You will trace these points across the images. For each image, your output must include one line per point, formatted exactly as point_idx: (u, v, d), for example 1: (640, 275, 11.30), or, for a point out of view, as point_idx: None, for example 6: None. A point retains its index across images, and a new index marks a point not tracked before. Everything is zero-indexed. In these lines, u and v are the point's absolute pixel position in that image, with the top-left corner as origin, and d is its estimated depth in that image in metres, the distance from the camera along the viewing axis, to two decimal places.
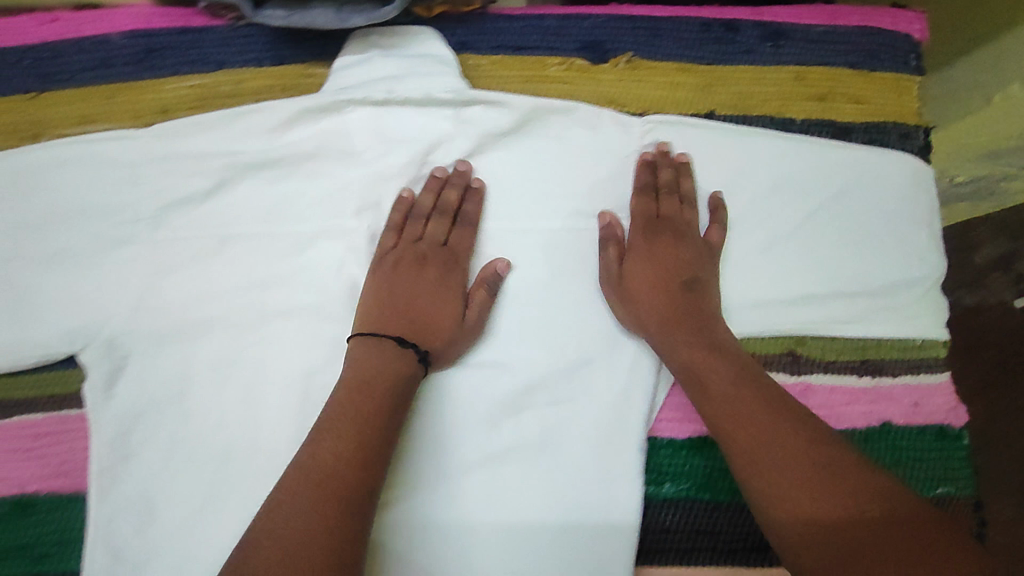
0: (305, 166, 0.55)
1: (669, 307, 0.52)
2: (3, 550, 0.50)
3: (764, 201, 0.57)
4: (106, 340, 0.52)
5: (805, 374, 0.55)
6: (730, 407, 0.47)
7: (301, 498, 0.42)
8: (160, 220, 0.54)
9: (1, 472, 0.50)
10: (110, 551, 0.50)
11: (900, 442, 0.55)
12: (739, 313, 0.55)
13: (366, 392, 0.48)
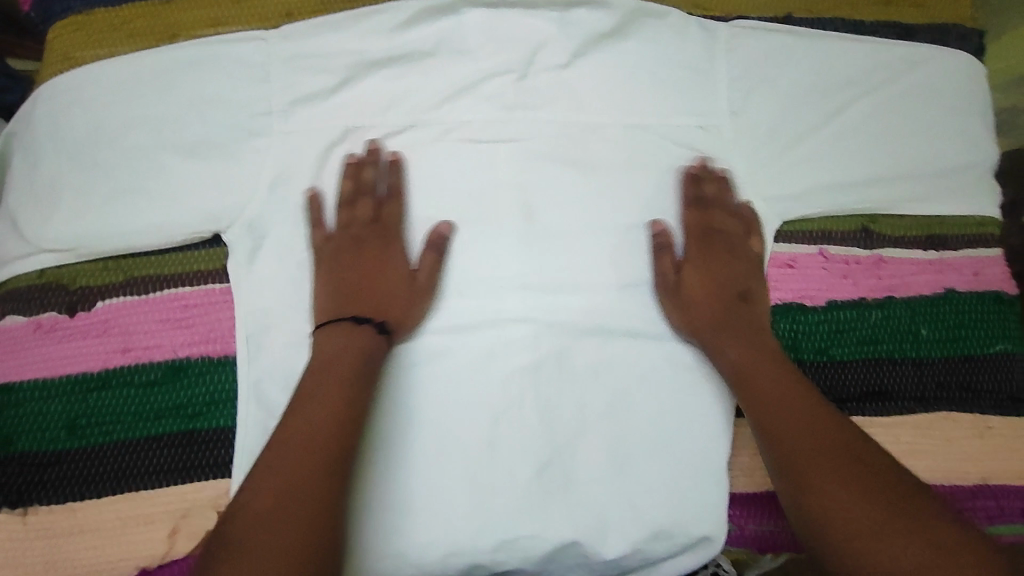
0: (423, 64, 0.60)
1: (722, 315, 0.56)
2: (156, 411, 0.53)
3: (840, 93, 0.63)
4: (247, 220, 0.57)
5: (878, 248, 0.61)
6: (755, 390, 0.52)
7: (278, 470, 0.44)
8: (290, 114, 0.58)
9: (155, 339, 0.54)
10: (259, 409, 0.53)
11: (963, 307, 0.61)
12: (819, 193, 0.61)
13: (331, 372, 0.49)
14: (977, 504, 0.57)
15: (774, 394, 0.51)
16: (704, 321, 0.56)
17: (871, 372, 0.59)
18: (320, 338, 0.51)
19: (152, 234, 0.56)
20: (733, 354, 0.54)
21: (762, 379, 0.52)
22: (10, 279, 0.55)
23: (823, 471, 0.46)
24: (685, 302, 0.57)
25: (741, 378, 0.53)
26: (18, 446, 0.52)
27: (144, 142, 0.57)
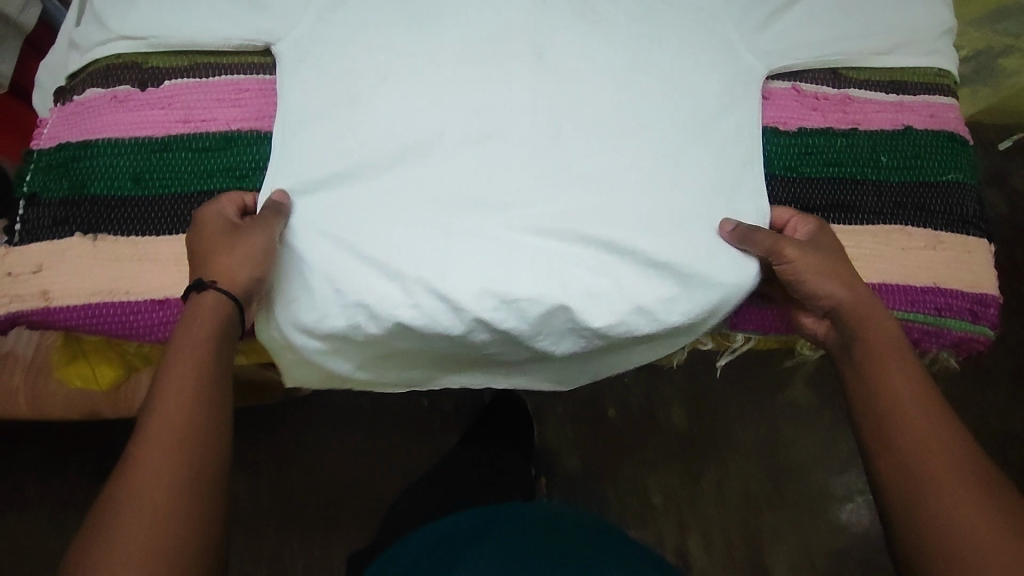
0: None
1: (863, 299, 0.60)
2: (209, 171, 0.61)
3: None
4: (296, 39, 0.64)
5: (845, 88, 0.69)
6: (879, 403, 0.57)
7: (138, 475, 0.48)
8: None
9: (212, 114, 0.62)
10: (301, 184, 0.61)
11: (920, 141, 0.68)
12: (804, 47, 0.68)
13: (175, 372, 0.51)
14: (928, 300, 0.64)
15: (897, 404, 0.56)
16: (846, 297, 0.60)
17: (835, 188, 0.66)
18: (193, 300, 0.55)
19: (210, 38, 0.63)
20: (866, 330, 0.59)
21: (890, 385, 0.57)
22: (96, 63, 0.64)
23: (942, 490, 0.52)
24: (816, 272, 0.60)
25: (872, 380, 0.58)
26: (90, 189, 0.60)
27: None
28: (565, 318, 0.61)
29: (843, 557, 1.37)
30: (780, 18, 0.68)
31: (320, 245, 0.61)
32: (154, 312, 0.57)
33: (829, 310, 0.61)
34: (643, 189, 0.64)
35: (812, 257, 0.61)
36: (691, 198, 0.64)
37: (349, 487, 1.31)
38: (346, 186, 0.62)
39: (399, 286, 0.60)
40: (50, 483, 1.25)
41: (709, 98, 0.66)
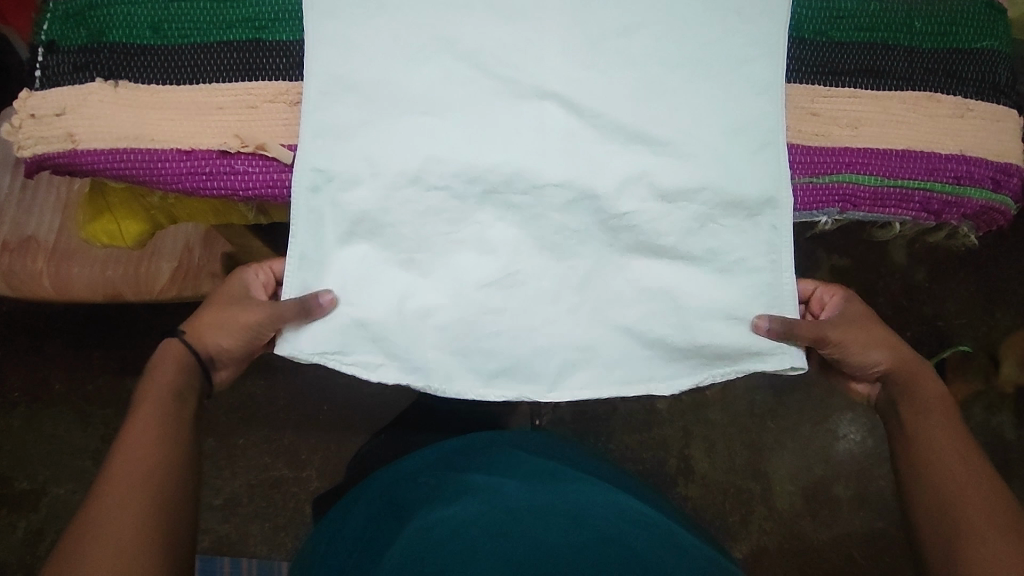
0: None
1: (911, 366, 0.69)
2: (229, 23, 0.60)
3: None
4: None
5: None
6: (919, 429, 0.65)
7: (105, 486, 0.56)
8: None
9: None
10: (319, 36, 0.59)
11: (956, 7, 0.66)
12: None
13: (148, 403, 0.63)
14: (949, 168, 0.62)
15: (932, 432, 0.64)
16: (890, 364, 0.68)
17: (865, 53, 0.64)
18: (167, 344, 0.68)
19: None
20: (914, 381, 0.68)
21: (922, 417, 0.65)
22: None
23: (973, 510, 0.58)
24: (858, 345, 0.67)
25: (907, 412, 0.67)
26: (109, 38, 0.59)
27: None
28: (591, 208, 0.61)
29: (837, 467, 1.40)
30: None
31: (345, 107, 0.59)
32: (181, 161, 0.57)
33: (881, 375, 0.69)
34: (670, 59, 0.62)
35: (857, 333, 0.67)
36: (719, 69, 0.63)
37: (361, 388, 1.35)
38: (362, 40, 0.60)
39: (427, 162, 0.59)
40: (76, 375, 1.29)
41: None
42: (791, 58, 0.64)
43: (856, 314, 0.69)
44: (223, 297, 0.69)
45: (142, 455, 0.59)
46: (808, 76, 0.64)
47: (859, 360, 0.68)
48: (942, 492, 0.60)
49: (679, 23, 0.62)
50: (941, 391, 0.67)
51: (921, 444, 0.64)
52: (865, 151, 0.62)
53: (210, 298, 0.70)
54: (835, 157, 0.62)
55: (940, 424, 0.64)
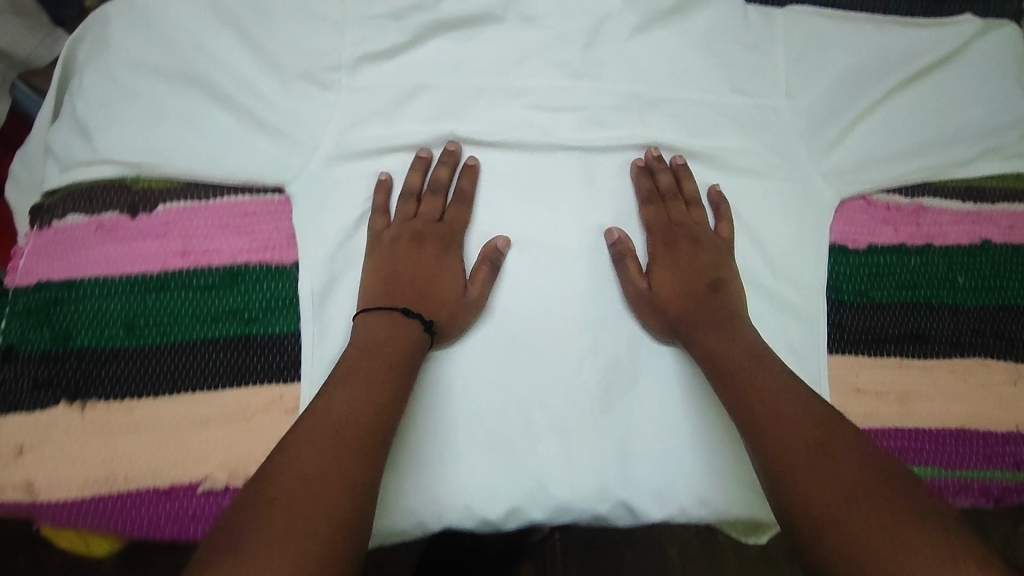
0: (489, 30, 0.63)
1: (715, 291, 0.58)
2: (214, 315, 0.53)
3: (862, 69, 0.67)
4: (313, 175, 0.58)
5: (919, 197, 0.63)
6: (739, 381, 0.52)
7: (307, 450, 0.42)
8: (357, 68, 0.60)
9: (213, 245, 0.54)
10: (320, 330, 0.54)
11: (999, 258, 0.62)
12: (850, 169, 0.64)
13: (376, 356, 0.50)
14: (1007, 451, 0.58)
15: (737, 370, 0.52)
16: (686, 290, 0.58)
17: (910, 317, 0.60)
18: (362, 326, 0.53)
19: (214, 169, 0.56)
20: (709, 341, 0.55)
21: (741, 371, 0.52)
22: (76, 181, 0.55)
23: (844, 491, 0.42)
24: (692, 270, 0.59)
25: (716, 356, 0.54)
26: (76, 342, 0.52)
27: (211, 80, 0.58)
28: (623, 515, 0.56)
29: None
30: (841, 136, 0.65)
31: None
32: (158, 504, 0.50)
33: (715, 282, 0.58)
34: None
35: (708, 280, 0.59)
36: None
37: None
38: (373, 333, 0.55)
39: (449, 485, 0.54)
40: None
41: (758, 227, 0.63)
42: (836, 324, 0.60)
43: (709, 252, 0.60)
44: (417, 253, 0.57)
45: (315, 447, 0.43)
46: (859, 345, 0.60)
47: (701, 275, 0.59)
48: (794, 470, 0.45)
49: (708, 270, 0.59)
50: (732, 338, 0.55)
51: (752, 401, 0.50)
52: (918, 436, 0.57)
53: (401, 251, 0.57)
54: (887, 445, 0.57)
55: (756, 387, 0.51)
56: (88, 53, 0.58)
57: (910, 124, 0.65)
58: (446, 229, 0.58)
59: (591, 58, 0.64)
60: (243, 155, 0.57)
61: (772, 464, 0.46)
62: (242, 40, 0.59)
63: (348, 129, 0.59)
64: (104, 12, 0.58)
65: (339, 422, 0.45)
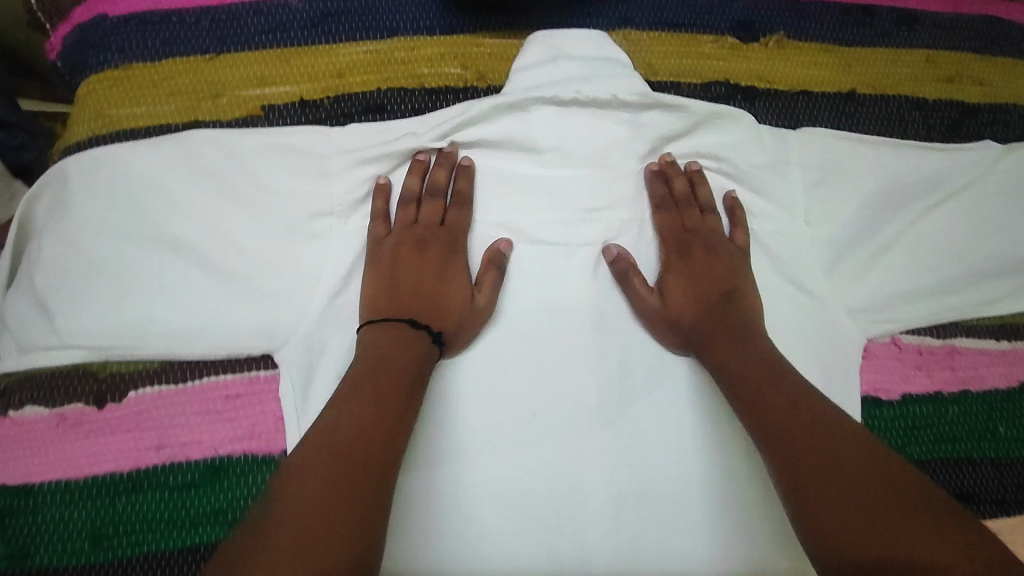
0: (493, 160, 0.56)
1: (727, 300, 0.54)
2: (193, 518, 0.48)
3: (896, 188, 0.61)
4: (302, 340, 0.51)
5: (951, 338, 0.60)
6: (755, 388, 0.48)
7: (310, 475, 0.39)
8: (349, 212, 0.54)
9: (192, 435, 0.49)
10: None
11: None
12: (891, 304, 0.59)
13: (385, 372, 0.46)
14: None
15: (753, 376, 0.49)
16: (700, 297, 0.54)
17: (952, 475, 0.56)
18: (365, 346, 0.48)
19: (190, 345, 0.50)
20: (715, 357, 0.51)
21: (753, 375, 0.49)
22: (35, 368, 0.49)
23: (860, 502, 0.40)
24: (705, 279, 0.55)
25: (730, 366, 0.50)
26: (35, 559, 0.46)
27: (181, 235, 0.51)
28: None
29: None
30: (867, 265, 0.60)
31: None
32: None
33: (728, 291, 0.54)
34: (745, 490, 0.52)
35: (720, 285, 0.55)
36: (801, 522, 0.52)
37: None
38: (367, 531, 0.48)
39: None
40: None
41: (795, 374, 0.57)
42: None
43: (721, 257, 0.56)
44: (421, 259, 0.53)
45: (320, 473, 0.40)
46: None
47: (714, 282, 0.55)
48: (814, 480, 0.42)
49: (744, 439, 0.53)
50: (746, 346, 0.51)
51: (768, 406, 0.47)
52: None
53: (408, 261, 0.52)
54: None
55: (769, 392, 0.48)
56: (49, 213, 0.52)
57: (943, 253, 0.61)
58: (448, 233, 0.54)
59: (600, 187, 0.57)
60: (221, 323, 0.50)
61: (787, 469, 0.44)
62: (212, 186, 0.52)
63: (337, 293, 0.52)
64: (62, 166, 0.52)
65: (345, 443, 0.42)
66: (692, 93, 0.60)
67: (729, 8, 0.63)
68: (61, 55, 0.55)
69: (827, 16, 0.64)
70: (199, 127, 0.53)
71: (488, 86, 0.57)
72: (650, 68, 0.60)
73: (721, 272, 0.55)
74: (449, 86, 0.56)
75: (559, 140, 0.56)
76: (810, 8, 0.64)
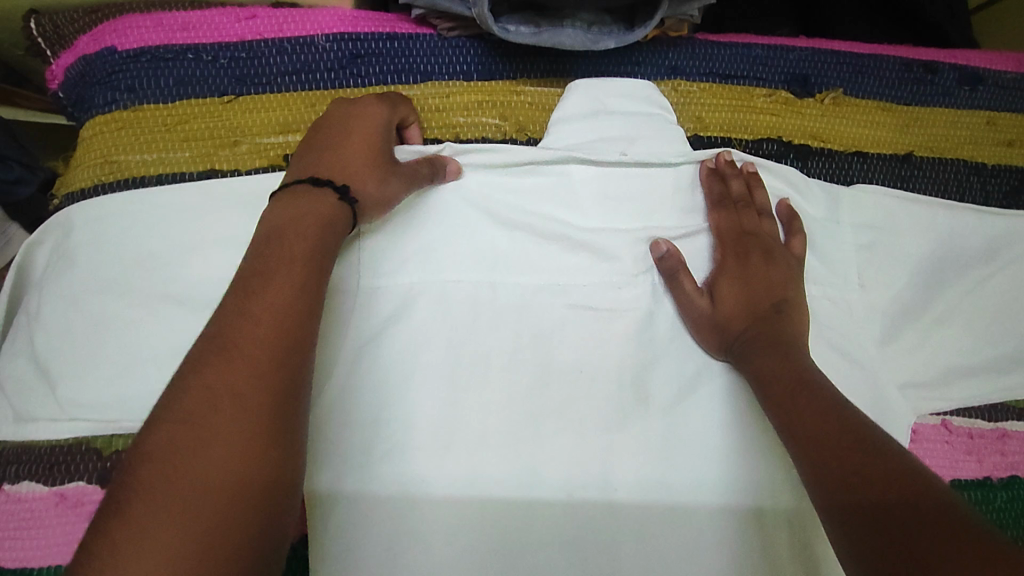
0: (534, 211, 0.52)
1: (780, 311, 0.50)
2: None
3: (958, 255, 0.57)
4: (323, 407, 0.45)
5: (1003, 421, 0.56)
6: (789, 385, 0.45)
7: (218, 370, 0.32)
8: (380, 270, 0.49)
9: None
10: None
11: None
12: (950, 382, 0.54)
13: (283, 244, 0.38)
14: None
15: (797, 383, 0.45)
16: (751, 301, 0.50)
17: None
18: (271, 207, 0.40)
19: None
20: (761, 364, 0.47)
21: (787, 376, 0.46)
22: (33, 440, 0.44)
23: (885, 494, 0.37)
24: (757, 283, 0.51)
25: (777, 372, 0.46)
26: None
27: (192, 290, 0.46)
28: None
29: None
30: (921, 339, 0.55)
31: None
32: None
33: (782, 301, 0.50)
34: None
35: (773, 293, 0.51)
36: None
37: None
38: None
39: None
40: None
41: None
42: None
43: (778, 261, 0.52)
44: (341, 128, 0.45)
45: (231, 370, 0.32)
46: None
47: (767, 285, 0.51)
48: (846, 474, 0.40)
49: (798, 537, 0.47)
50: (799, 361, 0.47)
51: (798, 407, 0.44)
52: None
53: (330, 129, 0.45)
54: None
55: (796, 391, 0.45)
56: (52, 263, 0.48)
57: (1007, 330, 0.56)
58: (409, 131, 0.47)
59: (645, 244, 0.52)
60: None
61: (812, 460, 0.42)
62: (221, 235, 0.47)
63: (361, 355, 0.46)
64: (67, 213, 0.48)
65: (258, 333, 0.34)
66: (743, 149, 0.57)
67: (784, 58, 0.59)
68: (65, 86, 0.51)
69: (884, 71, 0.61)
70: (215, 177, 0.49)
71: (528, 138, 0.53)
72: (698, 118, 0.57)
73: (778, 278, 0.51)
74: (486, 137, 0.53)
75: (605, 193, 0.53)
76: (867, 62, 0.61)
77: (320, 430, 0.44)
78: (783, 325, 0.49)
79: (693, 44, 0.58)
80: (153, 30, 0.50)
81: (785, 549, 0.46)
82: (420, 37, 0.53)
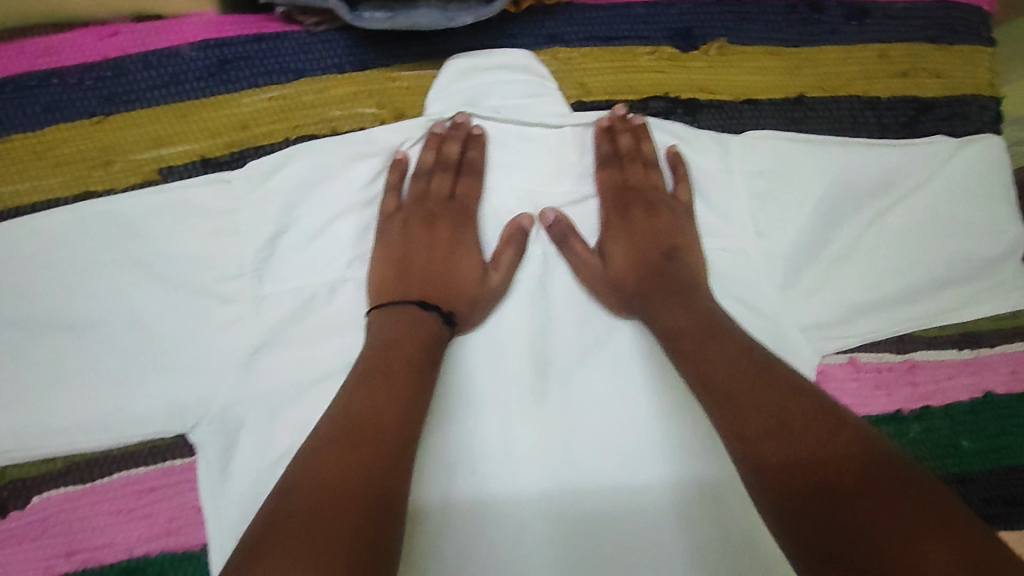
0: (419, 193, 0.52)
1: (670, 260, 0.50)
2: None
3: (855, 192, 0.57)
4: (219, 412, 0.46)
5: (910, 352, 0.57)
6: (697, 338, 0.46)
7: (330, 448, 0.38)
8: (263, 271, 0.48)
9: (103, 537, 0.46)
10: None
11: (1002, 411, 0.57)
12: (853, 320, 0.55)
13: (401, 349, 0.45)
14: None
15: (691, 329, 0.46)
16: (637, 253, 0.51)
17: None
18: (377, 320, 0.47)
19: (97, 437, 0.45)
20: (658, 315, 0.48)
21: (681, 325, 0.47)
22: None
23: (805, 434, 0.37)
24: (644, 234, 0.51)
25: (671, 321, 0.47)
26: None
27: (78, 316, 0.47)
28: None
29: None
30: (822, 279, 0.55)
31: None
32: None
33: (670, 247, 0.51)
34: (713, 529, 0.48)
35: (659, 241, 0.51)
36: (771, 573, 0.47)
37: None
38: None
39: None
40: None
41: None
42: None
43: (663, 210, 0.52)
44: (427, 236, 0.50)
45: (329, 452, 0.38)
46: None
47: (653, 233, 0.51)
48: (766, 413, 0.39)
49: (698, 482, 0.48)
50: (694, 311, 0.47)
51: (705, 358, 0.44)
52: None
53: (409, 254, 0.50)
54: None
55: (707, 344, 0.45)
56: None
57: (908, 262, 0.57)
58: (460, 206, 0.51)
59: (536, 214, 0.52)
60: (131, 405, 0.45)
61: (729, 406, 0.41)
62: (101, 257, 0.47)
63: (252, 358, 0.47)
64: None
65: (356, 420, 0.40)
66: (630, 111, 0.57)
67: (666, 14, 0.58)
68: None
69: (769, 15, 0.60)
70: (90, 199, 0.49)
71: None
72: (580, 83, 0.57)
73: (664, 229, 0.52)
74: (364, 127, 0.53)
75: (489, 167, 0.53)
76: (752, 8, 0.60)
77: (221, 435, 0.46)
78: (673, 274, 0.50)
79: (570, 9, 0.57)
80: (15, 58, 0.50)
81: (687, 496, 0.48)
82: (288, 36, 0.52)
